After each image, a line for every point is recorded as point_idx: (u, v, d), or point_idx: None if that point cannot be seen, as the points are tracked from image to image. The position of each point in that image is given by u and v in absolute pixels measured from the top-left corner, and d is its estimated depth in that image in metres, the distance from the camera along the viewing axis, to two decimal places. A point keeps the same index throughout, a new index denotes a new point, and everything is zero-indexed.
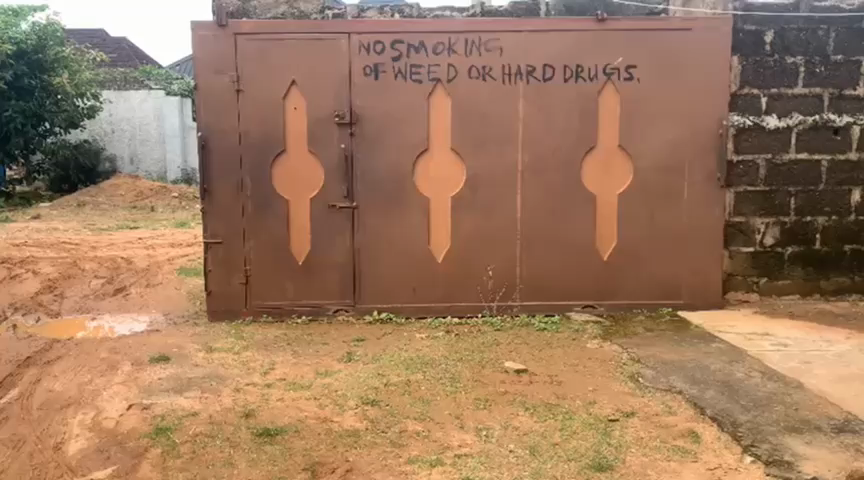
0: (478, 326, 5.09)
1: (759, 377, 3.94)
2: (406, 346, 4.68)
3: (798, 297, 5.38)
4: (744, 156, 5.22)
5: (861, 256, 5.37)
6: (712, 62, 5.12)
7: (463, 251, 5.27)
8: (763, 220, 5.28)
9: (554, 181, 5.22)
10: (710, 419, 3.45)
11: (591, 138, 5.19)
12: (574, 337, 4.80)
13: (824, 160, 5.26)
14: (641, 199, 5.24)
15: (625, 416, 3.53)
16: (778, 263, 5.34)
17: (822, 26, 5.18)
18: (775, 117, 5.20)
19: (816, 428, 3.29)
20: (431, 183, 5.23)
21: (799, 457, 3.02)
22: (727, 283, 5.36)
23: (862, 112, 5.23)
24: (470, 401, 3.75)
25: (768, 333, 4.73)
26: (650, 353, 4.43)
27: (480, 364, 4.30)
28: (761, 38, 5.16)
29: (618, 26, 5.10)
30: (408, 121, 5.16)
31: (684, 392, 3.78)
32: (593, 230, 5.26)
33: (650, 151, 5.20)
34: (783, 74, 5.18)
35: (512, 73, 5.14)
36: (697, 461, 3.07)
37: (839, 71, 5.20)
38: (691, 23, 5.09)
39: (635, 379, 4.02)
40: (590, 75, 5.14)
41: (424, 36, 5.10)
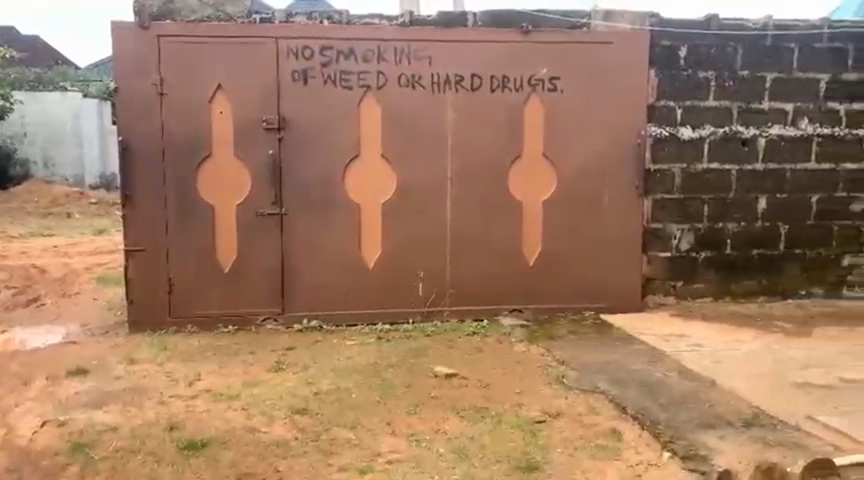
0: (409, 332, 5.13)
1: (676, 376, 4.12)
2: (336, 353, 4.66)
3: (711, 300, 5.67)
4: (661, 165, 5.47)
5: (768, 260, 5.69)
6: (631, 74, 5.35)
7: (393, 257, 5.30)
8: (678, 226, 5.55)
9: (483, 188, 5.32)
10: (631, 418, 3.60)
11: (518, 146, 5.32)
12: (503, 341, 4.90)
13: (734, 169, 5.56)
14: (565, 206, 5.40)
15: (550, 417, 3.63)
16: (692, 267, 5.61)
17: (731, 43, 5.46)
18: (689, 129, 5.48)
19: (728, 423, 3.48)
20: (361, 190, 5.24)
21: (712, 451, 3.19)
22: (645, 287, 5.59)
23: (767, 125, 5.55)
24: (400, 407, 3.77)
25: (684, 335, 4.97)
26: (574, 354, 4.58)
27: (410, 370, 4.34)
28: (676, 53, 5.42)
29: (541, 38, 5.26)
30: (337, 127, 5.15)
31: (606, 392, 3.93)
32: (520, 235, 5.39)
33: (574, 159, 5.37)
34: (695, 88, 5.47)
35: (440, 81, 5.21)
36: (618, 457, 3.20)
37: (747, 85, 5.50)
38: (611, 37, 5.31)
39: (559, 380, 4.14)
40: (516, 85, 5.27)
41: (353, 42, 5.12)
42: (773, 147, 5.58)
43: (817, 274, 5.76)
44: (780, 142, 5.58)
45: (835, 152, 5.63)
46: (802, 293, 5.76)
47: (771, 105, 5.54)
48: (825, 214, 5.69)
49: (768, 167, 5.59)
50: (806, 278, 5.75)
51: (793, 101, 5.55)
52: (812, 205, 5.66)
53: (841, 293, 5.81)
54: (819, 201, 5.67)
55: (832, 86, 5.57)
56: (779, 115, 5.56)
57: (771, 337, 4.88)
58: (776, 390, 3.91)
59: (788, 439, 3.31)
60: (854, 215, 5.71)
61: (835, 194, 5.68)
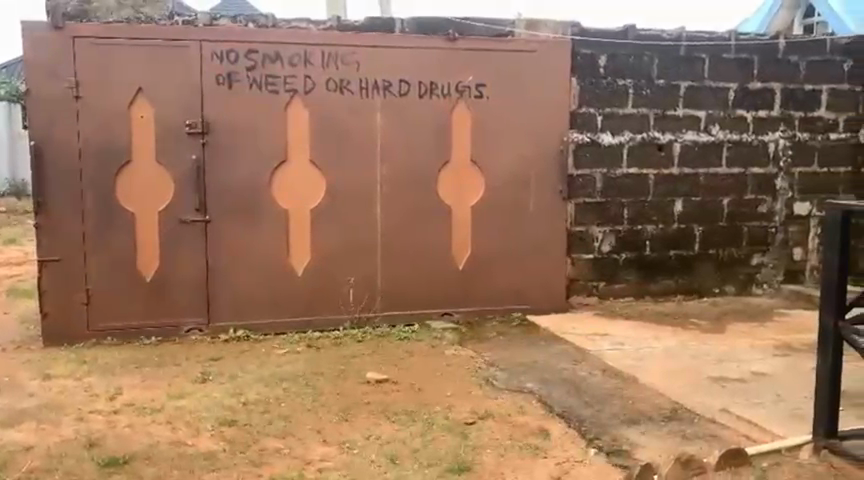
0: (338, 338, 5.10)
1: (601, 374, 4.26)
2: (264, 362, 4.58)
3: (632, 299, 5.90)
4: (583, 170, 5.65)
5: (684, 260, 5.96)
6: (554, 82, 5.51)
7: (322, 263, 5.25)
8: (600, 229, 5.74)
9: (412, 193, 5.35)
10: (558, 416, 3.69)
11: (446, 151, 5.38)
12: (433, 345, 4.94)
13: (652, 173, 5.80)
14: (493, 210, 5.49)
15: (481, 418, 3.69)
16: (614, 268, 5.82)
17: (647, 53, 5.69)
18: (610, 135, 5.68)
19: (649, 418, 3.62)
20: (289, 196, 5.17)
21: (634, 445, 3.31)
22: (570, 288, 5.76)
23: (682, 131, 5.82)
24: (331, 415, 3.75)
25: (607, 334, 5.13)
26: (503, 356, 4.67)
27: (341, 376, 4.31)
28: (596, 62, 5.60)
29: (467, 45, 5.34)
30: (264, 132, 5.07)
31: (534, 392, 4.02)
32: (450, 240, 5.45)
33: (501, 164, 5.48)
34: (615, 96, 5.67)
35: (368, 86, 5.22)
36: (546, 455, 3.28)
37: (662, 93, 5.75)
38: (535, 45, 5.45)
39: (488, 381, 4.21)
40: (444, 91, 5.34)
41: (280, 46, 5.06)
42: (687, 152, 5.84)
43: (729, 273, 6.07)
44: (694, 148, 5.85)
45: (744, 157, 5.95)
46: (715, 291, 6.06)
47: (685, 112, 5.81)
48: (735, 216, 6.00)
49: (683, 171, 5.85)
50: (719, 276, 6.05)
51: (705, 109, 5.84)
52: (724, 207, 5.96)
53: (751, 290, 6.13)
54: (730, 204, 5.98)
55: (740, 94, 5.88)
56: (693, 122, 5.83)
57: (688, 334, 5.11)
58: (693, 384, 4.10)
59: (704, 431, 3.47)
60: (762, 216, 6.05)
61: (744, 197, 6.00)
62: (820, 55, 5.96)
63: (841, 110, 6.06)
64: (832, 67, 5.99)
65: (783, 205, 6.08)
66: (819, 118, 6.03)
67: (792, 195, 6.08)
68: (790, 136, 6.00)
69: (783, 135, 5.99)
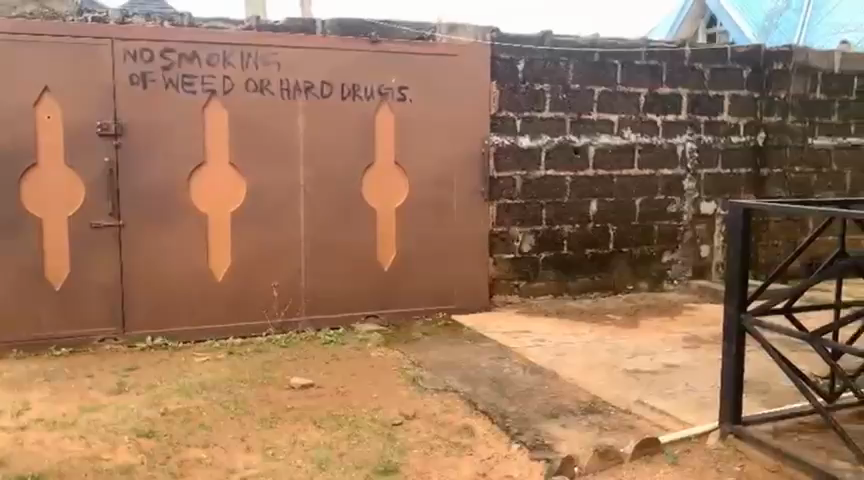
0: (262, 343, 5.02)
1: (523, 371, 4.37)
2: (184, 371, 4.46)
3: (552, 297, 6.08)
4: (504, 172, 5.78)
5: (600, 259, 6.19)
6: (475, 85, 5.61)
7: (244, 268, 5.16)
8: (521, 229, 5.89)
9: (336, 196, 5.33)
10: (483, 413, 3.76)
11: (369, 153, 5.38)
12: (359, 347, 4.93)
13: (569, 175, 5.99)
14: (416, 212, 5.54)
15: (407, 419, 3.72)
16: (534, 267, 5.99)
17: (563, 58, 5.87)
18: (528, 138, 5.84)
19: (569, 412, 3.75)
20: (208, 200, 5.05)
21: (555, 439, 3.42)
22: (493, 287, 5.89)
23: (596, 135, 6.04)
24: (255, 422, 3.69)
25: (529, 331, 5.27)
26: (428, 356, 4.71)
27: (264, 382, 4.25)
28: (514, 67, 5.74)
29: (389, 48, 5.36)
30: (181, 134, 4.93)
31: (459, 390, 4.08)
32: (375, 242, 5.45)
33: (424, 166, 5.53)
34: (532, 100, 5.83)
35: (289, 88, 5.15)
36: (472, 453, 3.34)
37: (577, 98, 5.95)
38: (456, 49, 5.53)
39: (414, 382, 4.25)
40: (366, 93, 5.33)
41: (196, 46, 4.93)
42: (602, 155, 6.07)
43: (642, 270, 6.34)
44: (607, 151, 6.08)
45: (654, 159, 6.23)
46: (629, 287, 6.32)
47: (599, 116, 6.03)
48: (647, 216, 6.27)
49: (598, 172, 6.08)
50: (632, 273, 6.31)
51: (618, 112, 6.07)
52: (636, 207, 6.22)
53: (663, 287, 6.43)
54: (642, 204, 6.24)
55: (650, 99, 6.15)
56: (606, 126, 6.06)
57: (605, 330, 5.30)
58: (610, 378, 4.27)
59: (620, 422, 3.62)
60: (672, 216, 6.35)
61: (655, 197, 6.28)
62: (722, 63, 6.30)
63: (741, 115, 6.42)
64: (732, 74, 6.34)
65: (691, 205, 6.40)
66: (722, 122, 6.38)
67: (698, 195, 6.40)
68: (696, 139, 6.33)
69: (690, 138, 6.31)
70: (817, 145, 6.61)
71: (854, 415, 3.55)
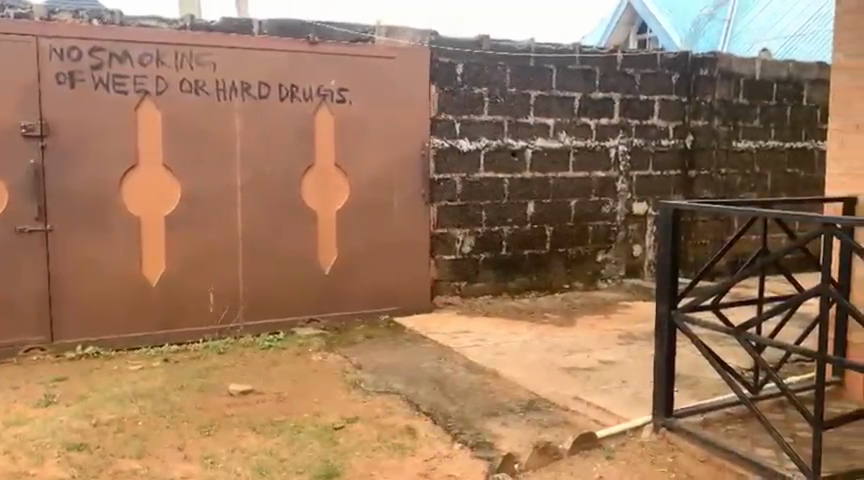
0: (199, 350, 4.91)
1: (464, 371, 4.42)
2: (117, 380, 4.32)
3: (491, 297, 6.17)
4: (444, 175, 5.84)
5: (537, 259, 6.32)
6: (415, 88, 5.64)
7: (179, 273, 5.04)
8: (461, 231, 5.96)
9: (275, 198, 5.26)
10: (425, 414, 3.79)
11: (309, 155, 5.34)
12: (299, 351, 4.89)
13: (507, 177, 6.09)
14: (357, 214, 5.52)
15: (349, 422, 3.71)
16: (474, 268, 6.08)
17: (500, 63, 5.96)
18: (467, 141, 5.91)
19: (510, 410, 3.80)
20: (141, 203, 4.91)
21: (496, 437, 3.47)
22: (434, 288, 5.94)
23: (533, 137, 6.16)
24: (192, 430, 3.61)
25: (469, 331, 5.33)
26: (369, 358, 4.71)
27: (202, 389, 4.16)
28: (453, 70, 5.79)
29: (328, 49, 5.33)
30: (112, 135, 4.78)
31: (401, 392, 4.09)
32: (315, 244, 5.41)
33: (364, 169, 5.52)
34: (471, 103, 5.90)
35: (226, 88, 5.06)
36: (415, 454, 3.35)
37: (515, 101, 6.05)
38: (395, 51, 5.54)
39: (355, 385, 4.24)
40: (305, 94, 5.29)
41: (128, 44, 4.79)
42: (538, 157, 6.19)
43: (577, 269, 6.50)
44: (543, 153, 6.21)
45: (589, 161, 6.40)
46: (566, 286, 6.48)
47: (535, 119, 6.15)
48: (582, 217, 6.44)
49: (535, 175, 6.20)
50: (568, 273, 6.47)
51: (553, 116, 6.21)
52: (572, 208, 6.38)
53: (598, 285, 6.61)
54: (577, 204, 6.40)
55: (584, 103, 6.31)
56: (542, 129, 6.18)
57: (543, 328, 5.41)
58: (548, 375, 4.36)
59: (558, 418, 3.71)
60: (606, 216, 6.53)
61: (590, 198, 6.45)
62: (652, 68, 6.51)
63: (670, 118, 6.65)
64: (662, 79, 6.56)
65: (624, 206, 6.59)
66: (652, 126, 6.59)
67: (631, 196, 6.60)
68: (628, 142, 6.52)
69: (622, 141, 6.50)
70: (741, 147, 6.91)
71: (776, 405, 3.74)
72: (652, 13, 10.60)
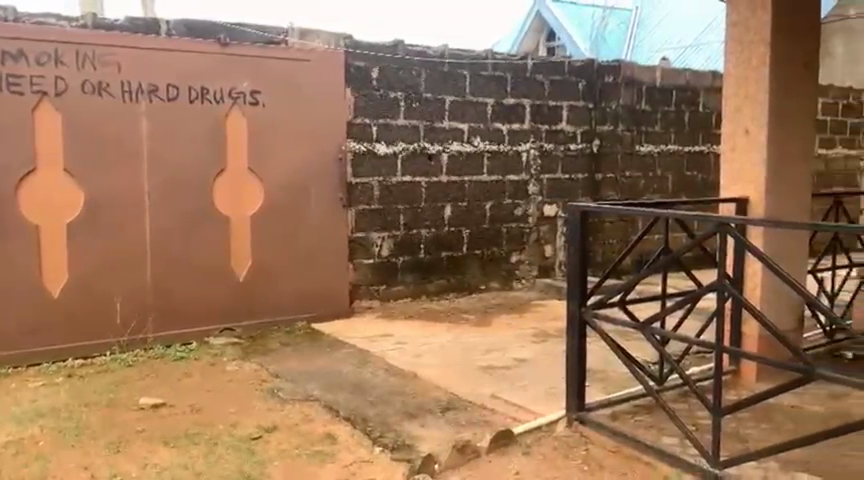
0: (106, 363, 4.69)
1: (383, 374, 4.44)
2: (16, 399, 4.07)
3: (410, 300, 6.22)
4: (361, 178, 5.84)
5: (454, 261, 6.42)
6: (329, 90, 5.60)
7: (83, 283, 4.81)
8: (379, 235, 5.98)
9: (185, 204, 5.11)
10: (345, 419, 3.77)
11: (220, 159, 5.22)
12: (213, 361, 4.75)
13: (424, 181, 6.16)
14: (271, 219, 5.43)
15: (266, 431, 3.65)
16: (393, 271, 6.11)
17: (415, 67, 6.02)
18: (384, 145, 5.93)
19: (429, 411, 3.85)
20: (40, 210, 4.64)
21: (416, 438, 3.50)
22: (352, 293, 5.93)
23: (449, 141, 6.25)
24: (100, 448, 3.45)
25: (388, 334, 5.35)
26: (287, 366, 4.64)
27: (110, 405, 3.98)
28: (368, 74, 5.80)
29: (240, 51, 5.22)
30: (6, 138, 4.50)
31: (320, 398, 4.06)
32: (228, 251, 5.29)
33: (279, 172, 5.44)
34: (387, 107, 5.92)
35: (132, 90, 4.87)
36: (334, 460, 3.33)
37: (430, 106, 6.12)
38: (309, 54, 5.49)
39: (273, 393, 4.17)
40: (216, 97, 5.16)
41: (24, 43, 4.53)
42: (454, 161, 6.29)
43: (492, 270, 6.65)
44: (459, 157, 6.31)
45: (502, 165, 6.55)
46: (482, 287, 6.61)
47: (451, 124, 6.24)
48: (497, 219, 6.58)
49: (451, 178, 6.29)
50: (484, 274, 6.60)
51: (468, 121, 6.32)
52: (487, 210, 6.52)
53: (512, 285, 6.77)
54: (492, 207, 6.54)
55: (497, 108, 6.45)
56: (457, 134, 6.28)
57: (461, 329, 5.50)
58: (466, 375, 4.43)
59: (476, 417, 3.78)
60: (518, 218, 6.70)
61: (504, 201, 6.60)
62: (560, 75, 6.73)
63: (578, 123, 6.89)
64: (570, 86, 6.80)
65: (536, 208, 6.78)
66: (561, 131, 6.81)
67: (542, 199, 6.79)
68: (539, 147, 6.71)
69: (533, 145, 6.69)
70: (643, 151, 7.25)
71: (679, 395, 3.95)
72: (563, 24, 10.87)
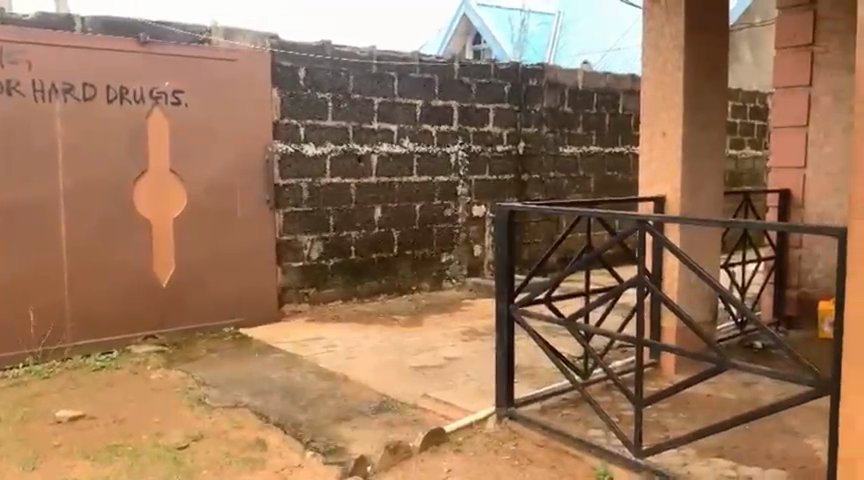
0: (20, 376, 4.46)
1: (314, 377, 4.40)
2: None
3: (341, 302, 6.20)
4: (289, 180, 5.77)
5: (385, 262, 6.43)
6: (255, 91, 5.50)
7: None
8: (308, 237, 5.93)
9: (103, 208, 4.92)
10: (275, 425, 3.72)
11: (141, 161, 5.05)
12: (135, 371, 4.59)
13: (353, 182, 6.14)
14: (195, 222, 5.30)
15: (193, 440, 3.56)
16: (323, 274, 6.07)
17: (343, 68, 5.99)
18: (312, 146, 5.88)
19: (361, 413, 3.84)
20: None
21: (348, 441, 3.48)
22: (281, 297, 5.85)
23: (378, 142, 6.25)
24: (14, 465, 3.28)
25: (319, 338, 5.31)
26: (214, 372, 4.54)
27: (24, 420, 3.79)
28: (296, 74, 5.73)
29: (161, 50, 5.05)
30: None
31: (249, 404, 3.99)
32: (150, 256, 5.13)
33: (203, 174, 5.31)
34: (315, 108, 5.87)
35: (44, 89, 4.65)
36: (265, 466, 3.28)
37: (358, 107, 6.10)
38: (234, 53, 5.37)
39: (200, 401, 4.07)
40: (136, 97, 4.99)
41: None
42: (383, 163, 6.30)
43: (423, 270, 6.69)
44: (388, 158, 6.32)
45: (431, 166, 6.60)
46: (413, 288, 6.64)
47: (380, 125, 6.24)
48: (427, 220, 6.63)
49: (381, 179, 6.30)
50: (414, 275, 6.63)
51: (397, 122, 6.34)
52: (417, 211, 6.55)
53: (443, 286, 6.83)
54: (422, 208, 6.58)
55: (426, 110, 6.50)
56: (386, 134, 6.29)
57: (392, 330, 5.51)
58: (397, 375, 4.45)
59: (408, 417, 3.80)
60: (448, 219, 6.77)
61: (433, 202, 6.65)
62: (487, 78, 6.84)
63: (504, 125, 7.02)
64: (497, 88, 6.91)
65: (465, 209, 6.86)
66: (489, 133, 6.92)
67: (471, 199, 6.88)
68: (467, 148, 6.80)
69: (461, 147, 6.76)
70: (567, 152, 7.45)
71: (603, 388, 4.08)
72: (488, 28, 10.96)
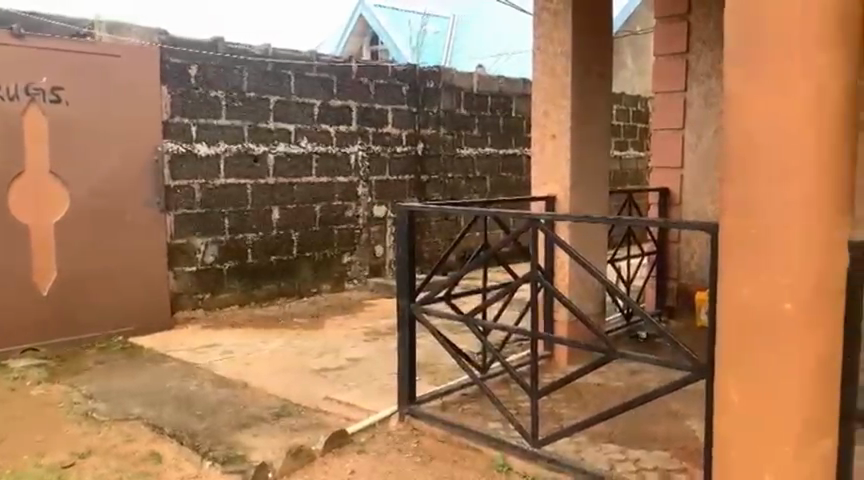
0: None
1: (211, 385, 4.27)
2: None
3: (238, 307, 6.05)
4: (180, 181, 5.57)
5: (284, 264, 6.33)
6: (142, 90, 5.25)
7: None
8: (202, 240, 5.75)
9: None
10: (170, 436, 3.58)
11: (15, 162, 4.73)
12: (13, 387, 4.28)
13: (249, 183, 6.00)
14: (79, 226, 5.01)
15: (81, 457, 3.37)
16: (218, 278, 5.90)
17: (237, 66, 5.83)
18: (205, 145, 5.70)
19: (261, 419, 3.77)
20: None
21: (249, 448, 3.41)
22: (174, 303, 5.65)
23: (274, 142, 6.13)
24: None
25: (215, 344, 5.15)
26: (103, 385, 4.31)
27: None
28: (186, 71, 5.53)
29: (37, 43, 4.72)
30: None
31: (142, 416, 3.82)
32: (27, 263, 4.82)
33: (86, 175, 5.03)
34: (208, 107, 5.69)
35: None
36: None
37: (253, 107, 5.96)
38: (120, 48, 5.11)
39: (87, 415, 3.85)
40: (8, 93, 4.66)
41: None
42: (281, 163, 6.19)
43: (323, 272, 6.63)
44: (286, 159, 6.22)
45: (330, 167, 6.54)
46: (314, 290, 6.58)
47: (276, 125, 6.13)
48: (327, 220, 6.58)
49: (278, 180, 6.19)
50: (315, 277, 6.57)
51: (294, 122, 6.25)
52: (317, 212, 6.49)
53: (344, 287, 6.80)
54: (322, 209, 6.53)
55: (323, 110, 6.44)
56: (283, 134, 6.19)
57: (292, 333, 5.43)
58: (297, 379, 4.39)
59: (310, 420, 3.76)
60: (348, 220, 6.74)
61: (333, 203, 6.60)
62: (384, 79, 6.85)
63: (403, 126, 7.07)
64: (394, 89, 6.94)
65: (365, 209, 6.85)
66: (387, 133, 6.94)
67: (371, 199, 6.89)
68: (366, 148, 6.80)
69: (360, 147, 6.76)
70: (464, 153, 7.60)
71: (502, 382, 4.21)
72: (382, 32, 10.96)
